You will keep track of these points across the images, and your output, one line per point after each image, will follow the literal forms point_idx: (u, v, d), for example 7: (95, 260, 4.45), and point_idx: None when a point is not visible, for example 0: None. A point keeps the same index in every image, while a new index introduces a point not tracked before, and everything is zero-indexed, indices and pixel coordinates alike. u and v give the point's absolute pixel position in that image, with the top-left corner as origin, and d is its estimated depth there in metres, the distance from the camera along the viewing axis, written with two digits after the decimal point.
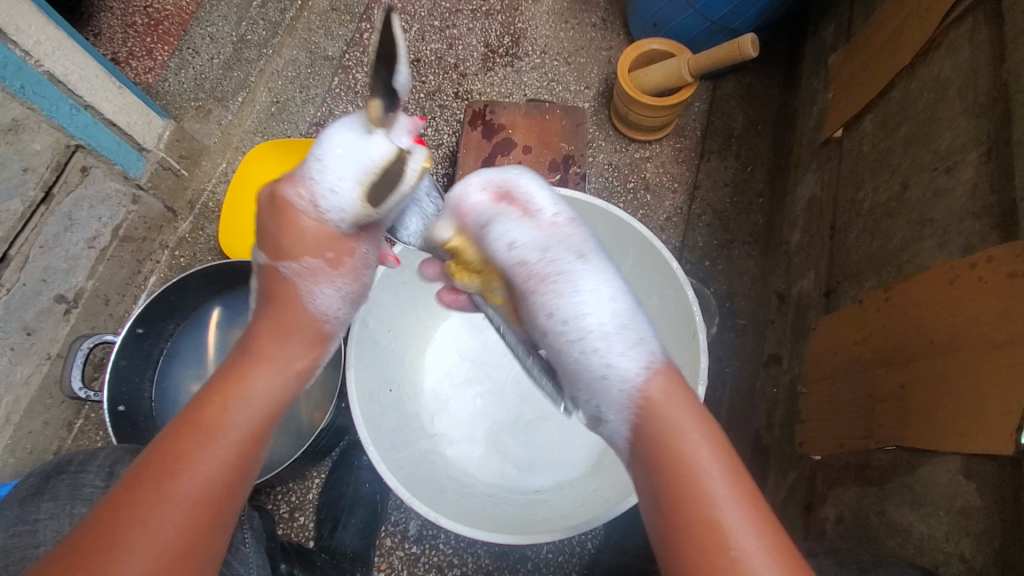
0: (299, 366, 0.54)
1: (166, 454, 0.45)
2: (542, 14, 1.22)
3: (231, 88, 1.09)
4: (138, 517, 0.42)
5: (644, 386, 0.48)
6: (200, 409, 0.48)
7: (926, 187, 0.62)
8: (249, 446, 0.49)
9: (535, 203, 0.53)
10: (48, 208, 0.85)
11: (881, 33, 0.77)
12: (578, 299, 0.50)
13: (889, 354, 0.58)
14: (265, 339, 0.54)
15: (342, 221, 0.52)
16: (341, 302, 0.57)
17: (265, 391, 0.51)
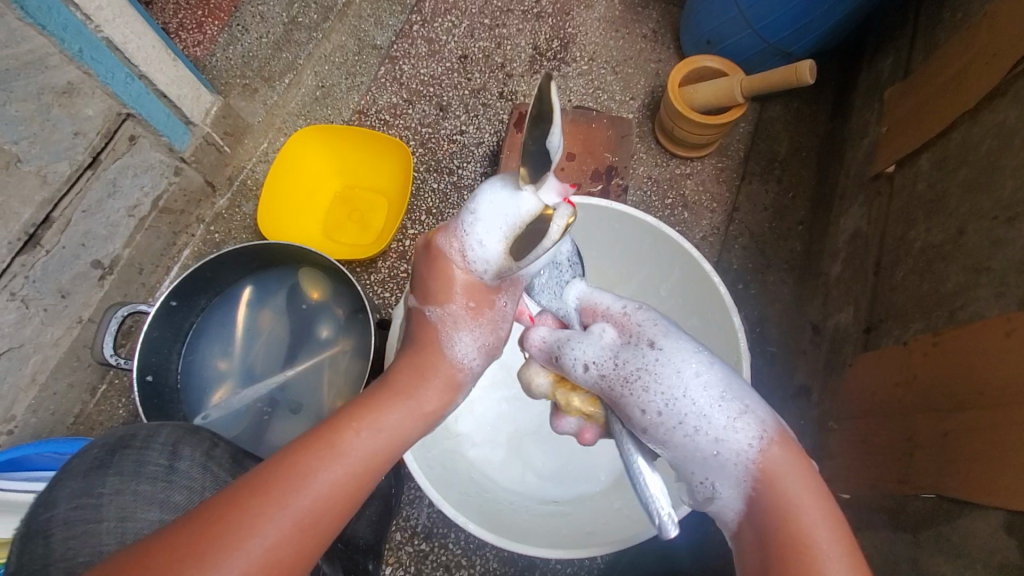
0: (434, 410, 0.51)
1: (292, 462, 0.44)
2: (593, 20, 1.21)
3: (279, 68, 1.10)
4: (252, 520, 0.41)
5: (760, 459, 0.46)
6: (334, 423, 0.47)
7: (984, 234, 0.61)
8: (362, 478, 0.46)
9: (602, 306, 0.57)
10: (94, 173, 0.86)
11: (945, 71, 0.76)
12: (661, 381, 0.50)
13: (934, 401, 0.58)
14: (407, 377, 0.52)
15: (486, 273, 0.51)
16: (477, 352, 0.53)
17: (392, 428, 0.48)
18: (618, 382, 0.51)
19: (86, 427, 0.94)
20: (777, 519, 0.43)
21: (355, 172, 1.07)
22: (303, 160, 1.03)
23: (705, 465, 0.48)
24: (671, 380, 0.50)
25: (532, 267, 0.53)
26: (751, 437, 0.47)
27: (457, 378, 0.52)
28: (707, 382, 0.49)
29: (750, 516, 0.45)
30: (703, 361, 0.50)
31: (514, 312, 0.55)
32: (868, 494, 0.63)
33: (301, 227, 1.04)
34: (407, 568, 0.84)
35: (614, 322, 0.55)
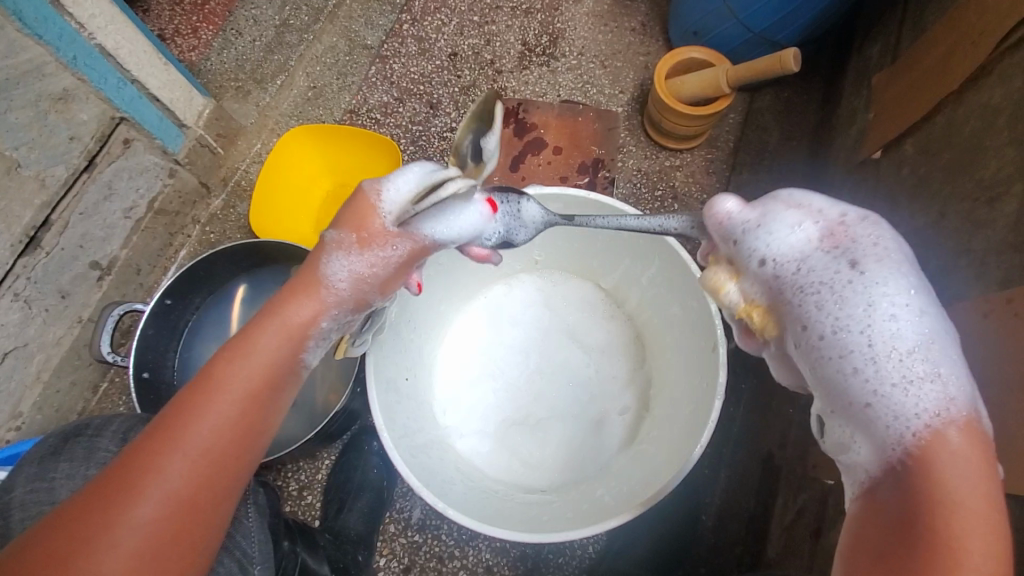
0: (304, 322, 0.54)
1: (179, 409, 0.48)
2: (581, 15, 1.21)
3: (271, 70, 1.12)
4: (152, 463, 0.46)
5: (936, 430, 0.43)
6: (210, 368, 0.51)
7: (964, 216, 0.60)
8: (247, 404, 0.50)
9: (815, 206, 0.51)
10: (89, 176, 0.88)
11: (930, 54, 0.75)
12: (862, 307, 0.46)
13: None
14: (281, 299, 0.56)
15: (387, 215, 0.56)
16: (349, 277, 0.56)
17: (268, 352, 0.52)
18: (795, 291, 0.49)
19: None
20: (924, 488, 0.42)
21: (348, 170, 1.07)
22: (295, 160, 1.05)
23: (854, 410, 0.47)
24: (862, 315, 0.46)
25: (458, 229, 0.59)
26: (922, 403, 0.44)
27: (323, 290, 0.55)
28: (906, 331, 0.46)
29: (889, 480, 0.44)
30: (908, 302, 0.46)
31: (401, 257, 0.58)
32: None
33: (294, 226, 1.05)
34: (400, 560, 0.85)
35: (828, 235, 0.49)
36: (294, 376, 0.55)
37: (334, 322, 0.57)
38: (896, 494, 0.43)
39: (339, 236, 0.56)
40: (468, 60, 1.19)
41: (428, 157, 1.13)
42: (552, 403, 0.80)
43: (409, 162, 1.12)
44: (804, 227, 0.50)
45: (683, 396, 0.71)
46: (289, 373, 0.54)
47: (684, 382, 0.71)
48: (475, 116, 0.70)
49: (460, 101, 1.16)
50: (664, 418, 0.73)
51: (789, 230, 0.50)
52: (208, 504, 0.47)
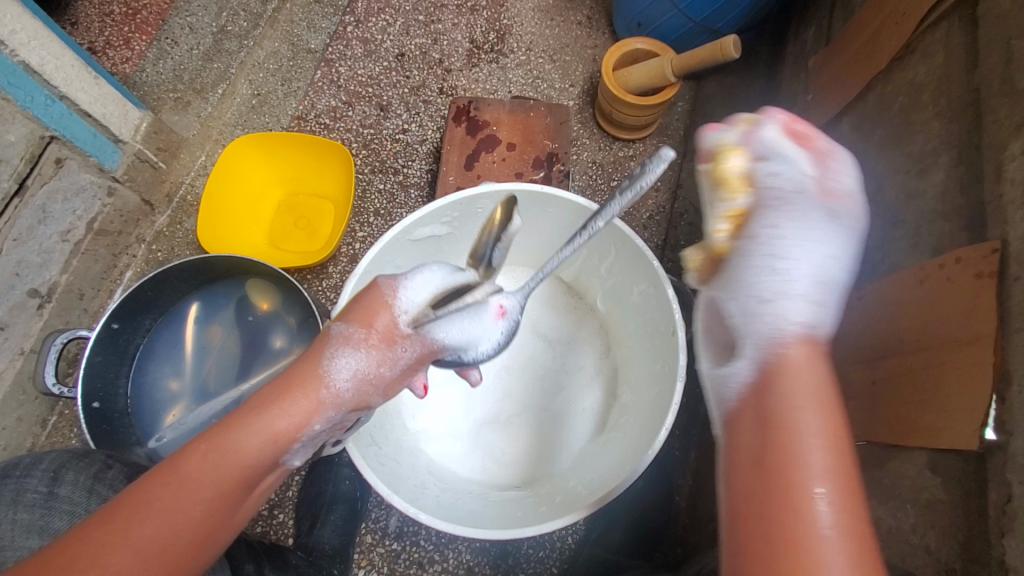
0: (289, 429, 0.50)
1: (137, 499, 0.47)
2: (527, 11, 1.22)
3: (211, 79, 1.09)
4: (97, 559, 0.45)
5: (789, 345, 0.46)
6: (185, 453, 0.49)
7: (899, 189, 0.62)
8: (212, 504, 0.48)
9: (823, 153, 0.52)
10: (21, 200, 0.83)
11: (860, 36, 0.78)
12: (804, 250, 0.49)
13: (863, 352, 0.60)
14: (275, 390, 0.51)
15: (404, 314, 0.54)
16: (353, 375, 0.52)
17: (244, 455, 0.49)
18: (776, 209, 0.49)
19: None
20: (781, 402, 0.43)
21: (298, 178, 1.06)
22: (243, 171, 1.02)
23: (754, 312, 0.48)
24: (793, 254, 0.49)
25: (468, 334, 0.58)
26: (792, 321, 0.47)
27: (320, 386, 0.51)
28: (804, 273, 0.48)
29: (758, 397, 0.45)
30: (834, 252, 0.49)
31: (411, 359, 0.55)
32: None
33: (246, 239, 1.02)
34: (380, 570, 0.84)
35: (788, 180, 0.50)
36: (273, 473, 0.52)
37: (327, 423, 0.52)
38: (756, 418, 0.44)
39: (351, 333, 0.53)
40: (416, 60, 1.18)
41: (382, 160, 1.11)
42: (520, 399, 0.80)
43: (362, 166, 1.10)
44: (812, 166, 0.50)
45: (648, 382, 0.72)
46: (267, 474, 0.51)
47: (647, 368, 0.72)
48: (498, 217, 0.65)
49: (410, 102, 1.15)
50: (631, 405, 0.74)
51: (798, 161, 0.50)
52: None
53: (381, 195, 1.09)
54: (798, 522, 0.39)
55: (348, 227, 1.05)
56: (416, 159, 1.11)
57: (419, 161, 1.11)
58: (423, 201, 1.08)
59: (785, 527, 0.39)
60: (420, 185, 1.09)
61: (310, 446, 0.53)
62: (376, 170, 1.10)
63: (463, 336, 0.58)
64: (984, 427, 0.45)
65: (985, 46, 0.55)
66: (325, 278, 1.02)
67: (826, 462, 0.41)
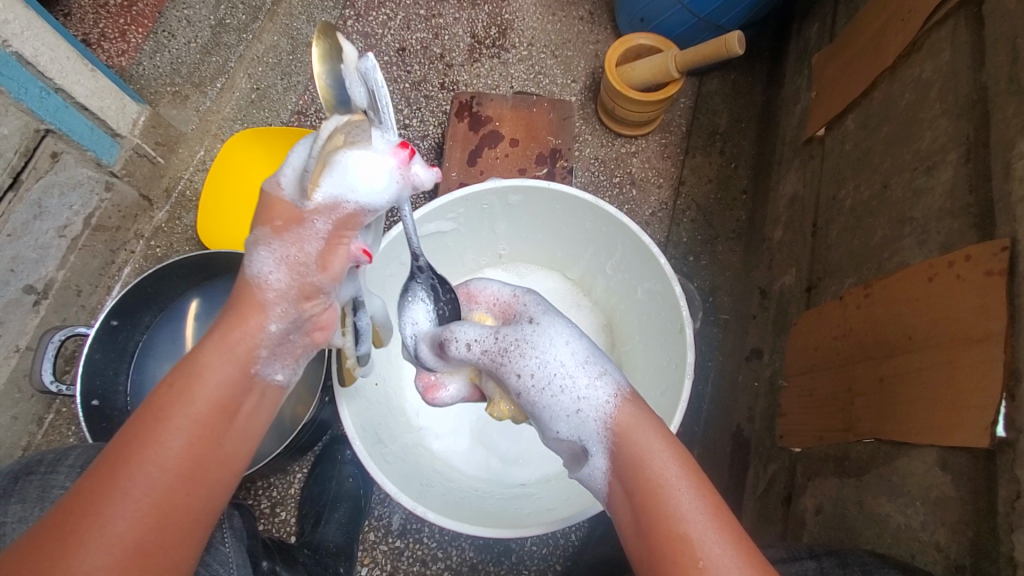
0: (249, 336, 0.51)
1: (122, 443, 0.45)
2: (529, 5, 1.21)
3: (210, 73, 1.08)
4: (92, 508, 0.42)
5: (615, 413, 0.48)
6: (152, 399, 0.47)
7: (906, 186, 0.62)
8: (198, 433, 0.47)
9: (491, 290, 0.63)
10: (16, 195, 0.81)
11: (865, 33, 0.78)
12: (541, 346, 0.53)
13: (869, 350, 0.60)
14: (224, 316, 0.52)
15: (296, 191, 0.51)
16: (277, 267, 0.52)
17: (217, 374, 0.49)
18: (496, 352, 0.54)
19: None
20: (630, 463, 0.45)
21: None
22: (244, 165, 1.00)
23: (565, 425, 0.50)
24: (542, 350, 0.52)
25: (375, 178, 0.53)
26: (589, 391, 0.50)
27: (258, 293, 0.52)
28: (569, 353, 0.52)
29: (620, 473, 0.46)
30: (570, 332, 0.54)
31: (325, 231, 0.52)
32: (819, 446, 0.65)
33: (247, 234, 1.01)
34: (383, 567, 0.84)
35: (499, 306, 0.62)
36: (255, 397, 0.52)
37: (282, 320, 0.52)
38: (623, 481, 0.45)
39: (260, 235, 0.52)
40: (417, 54, 1.17)
41: None
42: None
43: None
44: (487, 305, 0.63)
45: (654, 379, 0.71)
46: (247, 393, 0.51)
47: (653, 365, 0.72)
48: (321, 55, 0.54)
49: (412, 96, 1.14)
50: None
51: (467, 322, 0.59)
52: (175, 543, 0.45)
53: None
54: (687, 549, 0.40)
55: None
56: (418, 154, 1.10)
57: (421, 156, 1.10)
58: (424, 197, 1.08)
59: (675, 547, 0.41)
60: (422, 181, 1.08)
61: (276, 355, 0.53)
62: None
63: (371, 193, 0.53)
64: (996, 425, 0.45)
65: (992, 44, 0.55)
66: None
67: (694, 493, 0.43)
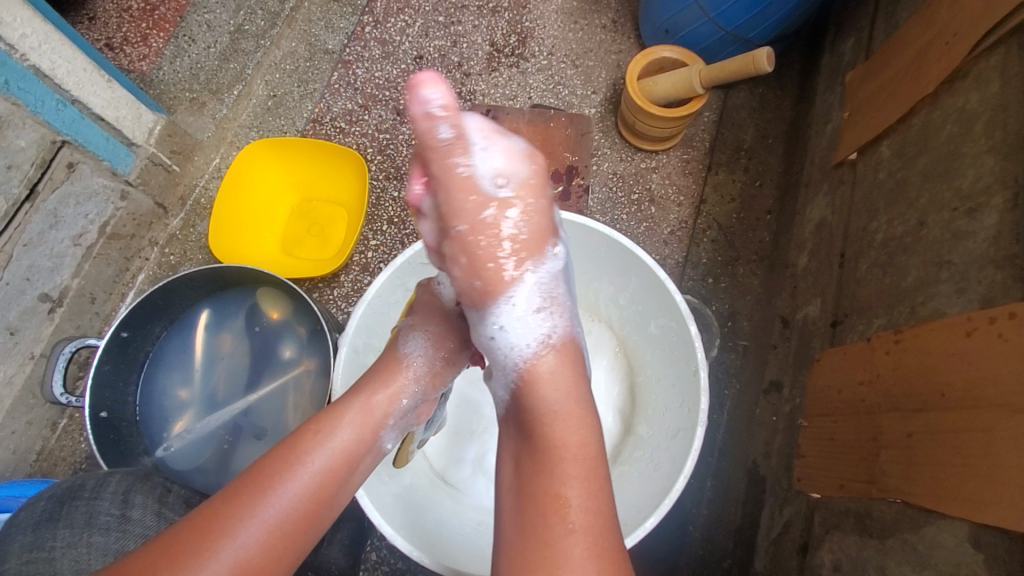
0: (383, 408, 0.53)
1: (258, 474, 0.46)
2: (550, 13, 1.18)
3: (227, 80, 1.07)
4: (219, 529, 0.43)
5: (534, 361, 0.53)
6: (295, 437, 0.49)
7: (945, 227, 0.58)
8: (325, 484, 0.48)
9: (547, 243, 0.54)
10: (33, 206, 0.81)
11: (904, 53, 0.74)
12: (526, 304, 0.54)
13: (897, 401, 0.56)
14: (366, 380, 0.54)
15: None
16: (425, 357, 0.57)
17: (347, 439, 0.50)
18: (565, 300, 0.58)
19: (50, 464, 0.90)
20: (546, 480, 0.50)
21: (311, 184, 1.04)
22: (256, 177, 1.00)
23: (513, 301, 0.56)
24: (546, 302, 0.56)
25: None
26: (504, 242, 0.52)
27: (402, 367, 0.56)
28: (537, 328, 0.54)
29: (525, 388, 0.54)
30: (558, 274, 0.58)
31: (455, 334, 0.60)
32: (839, 497, 0.62)
33: (258, 245, 1.00)
34: None
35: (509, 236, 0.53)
36: (369, 457, 0.52)
37: (412, 399, 0.55)
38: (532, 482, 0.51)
39: (450, 226, 0.52)
40: (434, 62, 1.15)
41: (397, 166, 1.09)
42: None
43: (376, 173, 1.08)
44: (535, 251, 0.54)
45: (665, 419, 0.68)
46: (367, 453, 0.52)
47: (664, 405, 0.69)
48: None
49: None
50: (646, 439, 0.70)
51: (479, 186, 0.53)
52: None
53: (395, 203, 1.06)
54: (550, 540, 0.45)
55: (361, 236, 1.03)
56: None
57: None
58: None
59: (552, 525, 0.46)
60: None
61: (400, 423, 0.55)
62: (391, 177, 1.08)
63: None
64: None
65: None
66: (335, 287, 1.01)
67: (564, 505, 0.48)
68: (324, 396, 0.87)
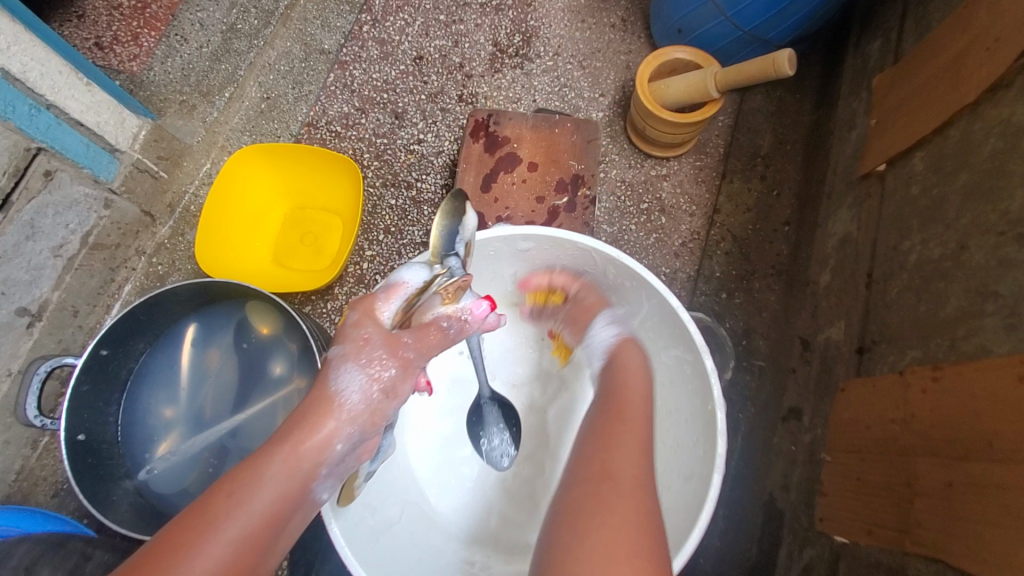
0: (314, 457, 0.47)
1: (162, 548, 0.41)
2: (556, 11, 1.13)
3: (219, 82, 1.03)
4: None
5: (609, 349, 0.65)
6: (203, 503, 0.43)
7: (989, 252, 0.53)
8: (246, 552, 0.42)
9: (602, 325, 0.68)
10: (6, 216, 0.77)
11: (939, 58, 0.68)
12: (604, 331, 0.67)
13: (936, 445, 0.51)
14: (292, 423, 0.48)
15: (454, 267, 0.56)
16: (365, 388, 0.49)
17: (270, 498, 0.44)
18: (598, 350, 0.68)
19: (30, 484, 0.86)
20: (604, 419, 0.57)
21: (306, 191, 1.00)
22: (247, 184, 0.95)
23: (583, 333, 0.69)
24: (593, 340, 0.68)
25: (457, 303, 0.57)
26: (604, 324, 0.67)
27: (334, 406, 0.48)
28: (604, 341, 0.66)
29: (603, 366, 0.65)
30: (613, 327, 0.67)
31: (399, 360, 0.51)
32: (867, 544, 0.56)
33: (250, 256, 0.96)
34: None
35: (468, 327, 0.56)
36: (298, 511, 0.47)
37: (349, 441, 0.49)
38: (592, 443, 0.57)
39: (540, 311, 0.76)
40: (435, 63, 1.10)
41: (395, 172, 1.04)
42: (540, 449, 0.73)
43: (373, 179, 1.04)
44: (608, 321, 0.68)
45: (678, 456, 0.64)
46: (293, 511, 0.46)
47: (676, 442, 0.65)
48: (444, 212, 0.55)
49: (427, 109, 1.08)
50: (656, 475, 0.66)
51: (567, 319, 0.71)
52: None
53: (392, 212, 1.02)
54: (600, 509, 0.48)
55: (356, 246, 0.99)
56: (431, 172, 1.04)
57: (434, 174, 1.04)
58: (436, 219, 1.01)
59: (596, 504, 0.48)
60: (434, 202, 1.02)
61: (335, 472, 0.49)
62: (389, 184, 1.03)
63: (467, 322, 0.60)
64: None
65: None
66: (329, 300, 0.96)
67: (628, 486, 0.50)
68: None
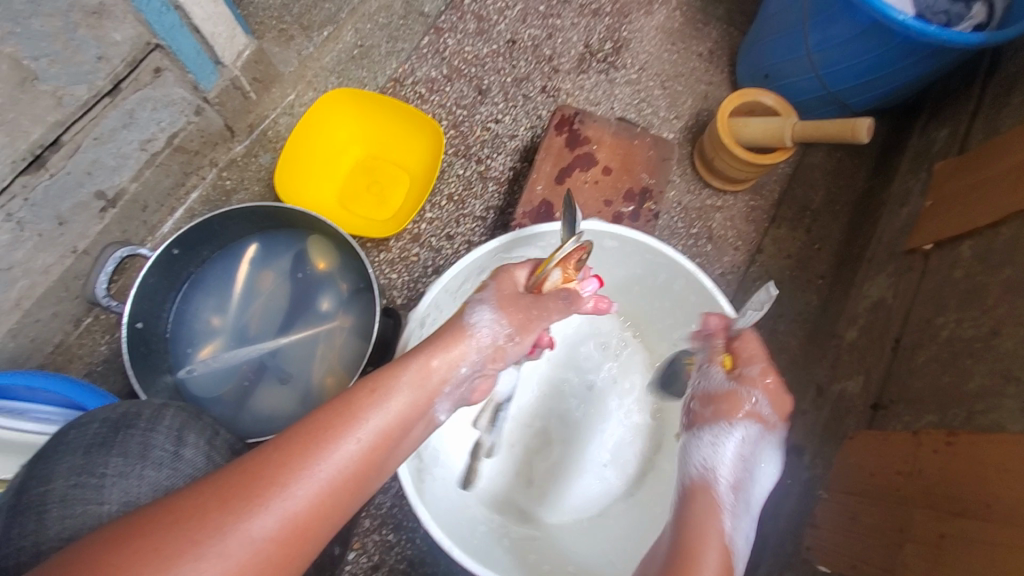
0: (436, 375, 0.54)
1: (313, 428, 0.47)
2: (650, 28, 1.17)
3: (319, 19, 1.00)
4: (275, 478, 0.43)
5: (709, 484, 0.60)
6: (349, 395, 0.49)
7: (1018, 342, 0.59)
8: (380, 446, 0.48)
9: (720, 455, 0.61)
10: (112, 101, 0.80)
11: (1004, 159, 0.74)
12: (718, 453, 0.61)
13: (936, 501, 0.57)
14: (422, 350, 0.55)
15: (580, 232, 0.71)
16: (490, 328, 0.59)
17: (400, 405, 0.51)
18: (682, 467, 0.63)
19: (65, 359, 0.90)
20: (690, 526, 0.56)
21: (382, 143, 1.03)
22: (332, 123, 0.99)
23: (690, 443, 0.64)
24: (709, 454, 0.62)
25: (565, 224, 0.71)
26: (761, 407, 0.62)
27: (466, 337, 0.57)
28: (724, 465, 0.61)
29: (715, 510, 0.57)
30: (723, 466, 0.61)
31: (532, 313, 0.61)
32: None
33: (318, 193, 0.99)
34: (370, 556, 0.84)
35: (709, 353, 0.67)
36: (421, 426, 0.53)
37: (469, 369, 0.56)
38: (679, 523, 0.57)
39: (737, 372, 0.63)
40: (526, 50, 1.14)
41: (467, 145, 1.08)
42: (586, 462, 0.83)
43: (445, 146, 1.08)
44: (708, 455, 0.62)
45: None
46: (418, 419, 0.52)
47: None
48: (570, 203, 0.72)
49: (510, 92, 1.11)
50: None
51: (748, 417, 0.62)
52: (303, 550, 0.44)
53: (458, 180, 1.06)
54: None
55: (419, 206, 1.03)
56: (502, 153, 1.08)
57: (504, 154, 1.08)
58: (499, 197, 1.05)
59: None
60: (499, 181, 1.06)
61: (453, 394, 0.56)
62: (459, 154, 1.07)
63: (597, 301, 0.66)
64: None
65: None
66: (384, 251, 1.01)
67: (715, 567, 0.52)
68: (358, 353, 0.85)
